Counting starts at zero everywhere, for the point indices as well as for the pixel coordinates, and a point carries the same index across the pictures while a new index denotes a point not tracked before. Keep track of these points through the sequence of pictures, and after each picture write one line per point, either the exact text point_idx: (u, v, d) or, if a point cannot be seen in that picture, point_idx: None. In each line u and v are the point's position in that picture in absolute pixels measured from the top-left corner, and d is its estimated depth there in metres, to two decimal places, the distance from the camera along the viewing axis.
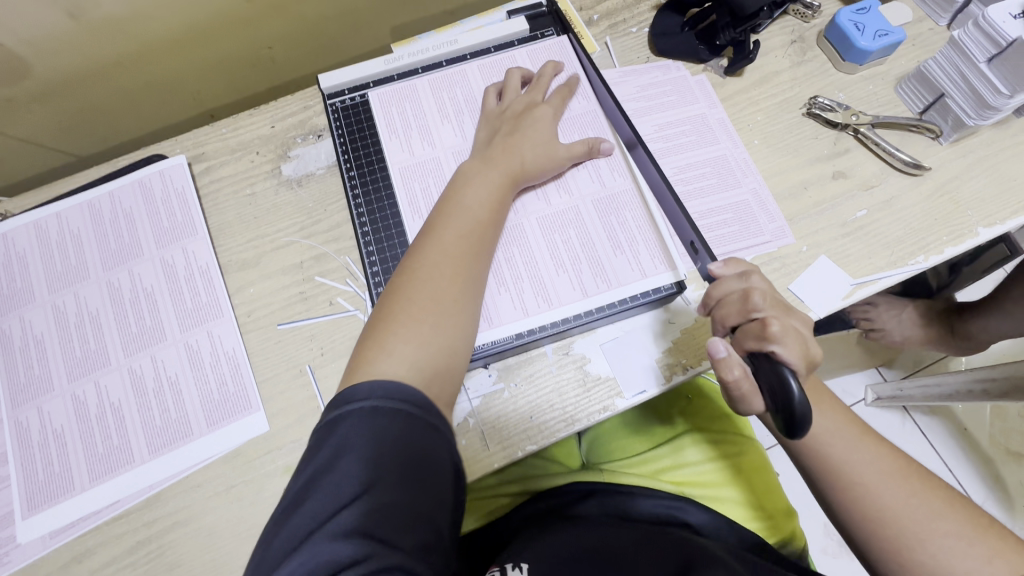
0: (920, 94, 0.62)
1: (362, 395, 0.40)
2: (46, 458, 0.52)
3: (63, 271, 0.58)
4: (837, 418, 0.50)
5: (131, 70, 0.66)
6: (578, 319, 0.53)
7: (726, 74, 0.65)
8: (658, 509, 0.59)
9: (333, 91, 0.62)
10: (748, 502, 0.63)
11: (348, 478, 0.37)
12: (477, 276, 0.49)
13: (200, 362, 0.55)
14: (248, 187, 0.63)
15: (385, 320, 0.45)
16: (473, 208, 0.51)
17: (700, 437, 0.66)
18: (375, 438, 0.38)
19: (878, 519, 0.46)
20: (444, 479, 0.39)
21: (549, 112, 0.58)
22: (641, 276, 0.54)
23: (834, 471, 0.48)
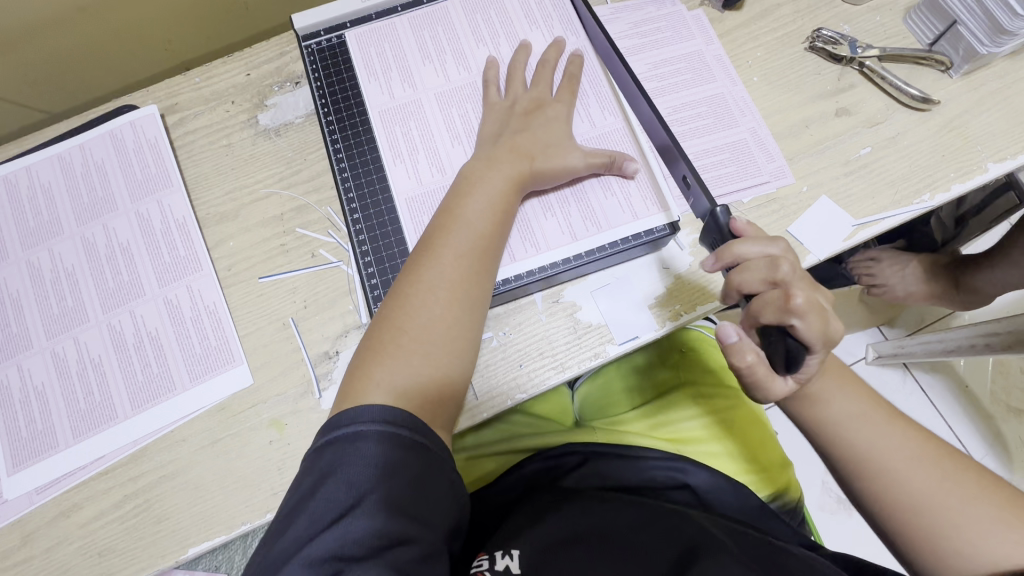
0: (930, 25, 0.58)
1: (351, 421, 0.39)
2: (28, 416, 0.51)
3: (36, 227, 0.56)
4: (862, 400, 0.49)
5: (97, 17, 0.63)
6: (568, 266, 0.51)
7: (725, 9, 0.61)
8: (658, 471, 0.57)
9: (308, 32, 0.59)
10: (743, 455, 0.61)
11: (333, 503, 0.36)
12: (477, 301, 0.46)
13: (181, 317, 0.53)
14: (224, 138, 0.60)
15: (376, 347, 0.44)
16: (474, 225, 0.48)
17: (690, 395, 0.65)
18: (362, 461, 0.38)
19: (898, 502, 0.46)
20: (436, 493, 0.39)
21: (562, 112, 0.54)
22: (634, 219, 0.52)
23: (859, 455, 0.48)
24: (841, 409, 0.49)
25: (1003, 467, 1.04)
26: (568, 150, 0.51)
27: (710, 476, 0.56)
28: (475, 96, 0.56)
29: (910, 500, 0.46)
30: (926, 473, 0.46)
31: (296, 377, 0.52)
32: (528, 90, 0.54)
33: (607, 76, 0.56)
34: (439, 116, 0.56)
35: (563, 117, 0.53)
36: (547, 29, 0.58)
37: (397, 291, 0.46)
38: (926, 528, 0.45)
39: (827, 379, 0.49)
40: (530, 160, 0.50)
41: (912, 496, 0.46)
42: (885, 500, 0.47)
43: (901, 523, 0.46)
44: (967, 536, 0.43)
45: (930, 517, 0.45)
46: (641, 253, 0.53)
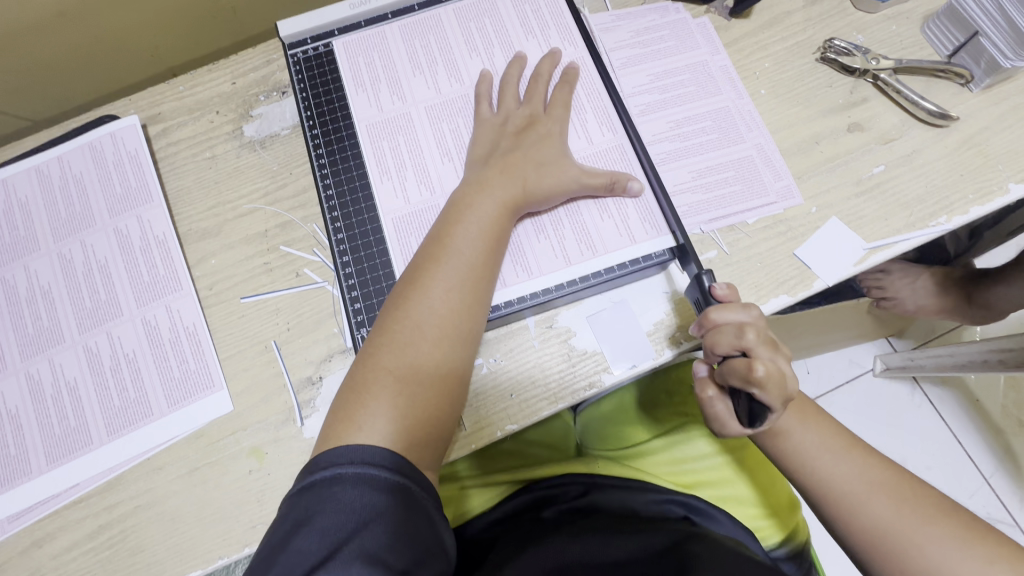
0: (950, 35, 0.55)
1: (336, 464, 0.38)
2: (2, 441, 0.50)
3: (12, 243, 0.54)
4: (822, 430, 0.47)
5: (77, 22, 0.61)
6: (561, 291, 0.49)
7: (732, 17, 0.58)
8: (655, 507, 0.54)
9: (295, 40, 0.57)
10: (758, 500, 0.58)
11: (305, 553, 0.34)
12: (468, 338, 0.44)
13: (159, 338, 0.51)
14: (207, 149, 0.58)
15: (360, 389, 0.42)
16: (465, 256, 0.45)
17: (704, 431, 0.62)
18: (340, 505, 0.36)
19: (864, 528, 0.43)
20: (420, 532, 0.37)
21: (554, 128, 0.51)
22: (631, 244, 0.49)
23: (821, 483, 0.45)
24: (803, 438, 0.47)
25: (1014, 486, 1.00)
26: (563, 170, 0.49)
27: (720, 518, 0.53)
28: (466, 109, 0.54)
29: (879, 527, 0.43)
30: (890, 496, 0.43)
31: (278, 403, 0.50)
32: (522, 107, 0.52)
33: (606, 90, 0.54)
34: (429, 131, 0.53)
35: (557, 133, 0.51)
36: (544, 39, 0.56)
37: (383, 328, 0.44)
38: (898, 555, 0.42)
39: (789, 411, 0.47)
40: (524, 185, 0.48)
41: (881, 524, 0.43)
42: (848, 527, 0.44)
43: (875, 552, 0.43)
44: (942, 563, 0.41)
45: (899, 544, 0.42)
46: (639, 277, 0.50)
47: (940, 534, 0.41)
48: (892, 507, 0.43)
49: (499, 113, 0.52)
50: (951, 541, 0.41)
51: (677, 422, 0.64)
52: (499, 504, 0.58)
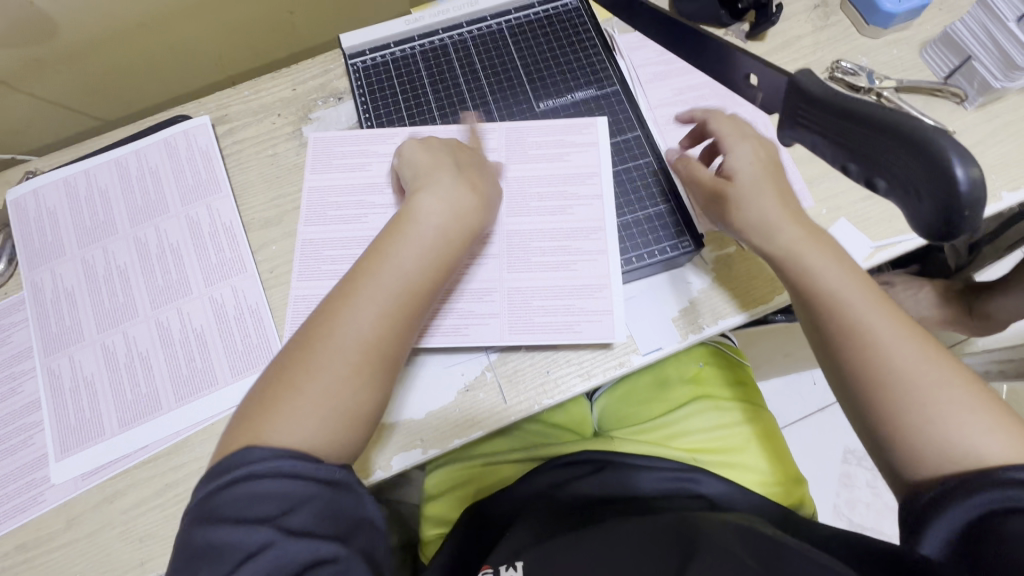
0: (946, 59, 0.61)
1: (249, 461, 0.39)
2: (78, 405, 0.54)
3: (92, 227, 0.60)
4: (843, 275, 0.47)
5: (156, 32, 0.67)
6: (512, 338, 0.52)
7: (748, 39, 0.65)
8: (664, 484, 0.62)
9: (355, 51, 0.63)
10: (755, 466, 0.69)
11: (236, 542, 0.36)
12: (390, 359, 0.45)
13: (224, 315, 0.56)
14: (270, 148, 0.64)
15: (269, 405, 0.42)
16: (392, 277, 0.46)
17: (711, 405, 0.72)
18: (255, 495, 0.38)
19: (881, 380, 0.43)
20: (344, 512, 0.40)
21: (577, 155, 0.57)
22: (570, 305, 0.53)
23: (826, 289, 0.46)
24: (833, 276, 0.47)
25: None
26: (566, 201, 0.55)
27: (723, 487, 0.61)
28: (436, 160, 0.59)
29: (895, 375, 0.42)
30: (913, 356, 0.43)
31: None
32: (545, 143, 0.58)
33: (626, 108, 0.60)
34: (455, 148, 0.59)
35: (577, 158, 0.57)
36: (580, 54, 0.63)
37: (303, 342, 0.44)
38: (903, 418, 0.41)
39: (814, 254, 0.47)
40: (482, 209, 0.52)
41: (892, 378, 0.42)
42: (865, 384, 0.43)
43: (887, 419, 0.42)
44: (950, 434, 0.40)
45: (915, 415, 0.41)
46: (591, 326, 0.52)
47: (954, 405, 0.41)
48: (913, 368, 0.42)
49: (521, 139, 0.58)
50: (965, 413, 0.40)
51: (684, 399, 0.73)
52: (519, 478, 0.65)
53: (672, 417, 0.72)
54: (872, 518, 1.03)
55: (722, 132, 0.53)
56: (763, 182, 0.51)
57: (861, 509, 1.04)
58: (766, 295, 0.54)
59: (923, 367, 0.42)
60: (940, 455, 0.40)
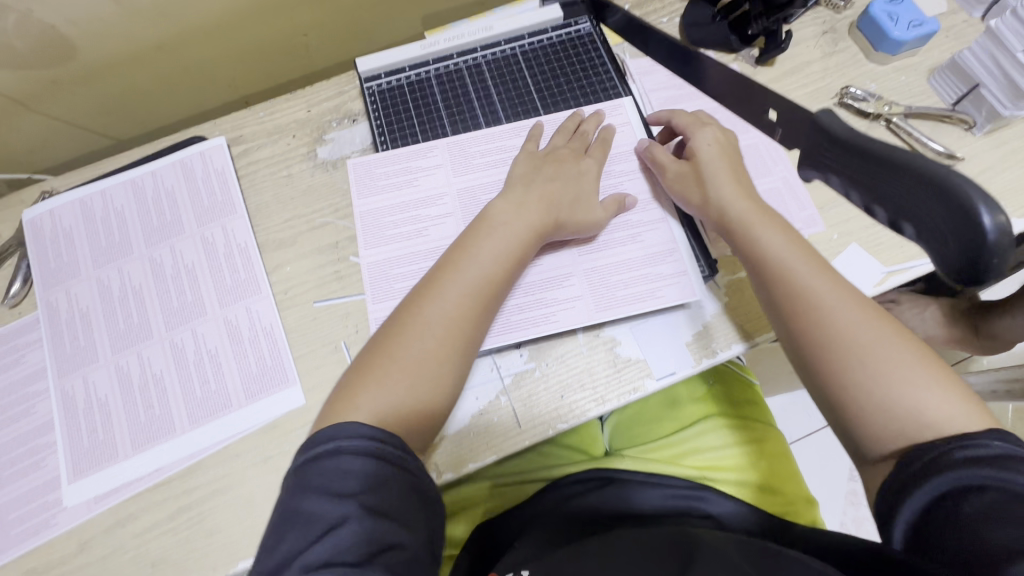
0: (953, 86, 0.62)
1: (329, 439, 0.41)
2: (91, 427, 0.54)
3: (108, 247, 0.60)
4: (786, 243, 0.51)
5: (173, 53, 0.68)
6: (599, 316, 0.54)
7: (757, 64, 0.66)
8: (672, 500, 0.64)
9: (370, 74, 0.66)
10: (769, 486, 0.69)
11: (319, 515, 0.39)
12: (471, 339, 0.50)
13: (239, 336, 0.56)
14: (285, 169, 0.64)
15: (368, 370, 0.47)
16: (479, 267, 0.51)
17: (719, 424, 0.72)
18: (338, 473, 0.40)
19: (827, 341, 0.47)
20: (413, 504, 0.41)
21: (594, 163, 0.59)
22: (646, 276, 0.56)
23: (771, 259, 0.51)
24: (779, 246, 0.51)
25: None
26: (593, 205, 0.56)
27: (730, 507, 0.64)
28: (496, 152, 0.61)
29: (841, 337, 0.46)
30: (857, 319, 0.47)
31: None
32: (563, 148, 0.59)
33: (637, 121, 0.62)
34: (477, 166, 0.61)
35: (595, 167, 0.58)
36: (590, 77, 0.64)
37: (400, 318, 0.50)
38: (849, 376, 0.45)
39: (766, 232, 0.52)
40: (556, 214, 0.55)
41: (838, 339, 0.46)
42: (814, 347, 0.47)
43: (835, 378, 0.46)
44: (891, 391, 0.44)
45: (859, 372, 0.45)
46: (673, 289, 0.55)
47: (893, 361, 0.44)
48: (856, 329, 0.46)
49: (546, 146, 0.60)
50: (904, 369, 0.44)
51: (695, 418, 0.74)
52: (529, 499, 0.66)
53: (682, 436, 0.72)
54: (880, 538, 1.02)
55: (681, 124, 0.59)
56: (722, 165, 0.56)
57: (868, 528, 1.03)
58: None
59: (863, 330, 0.46)
60: (884, 410, 0.43)
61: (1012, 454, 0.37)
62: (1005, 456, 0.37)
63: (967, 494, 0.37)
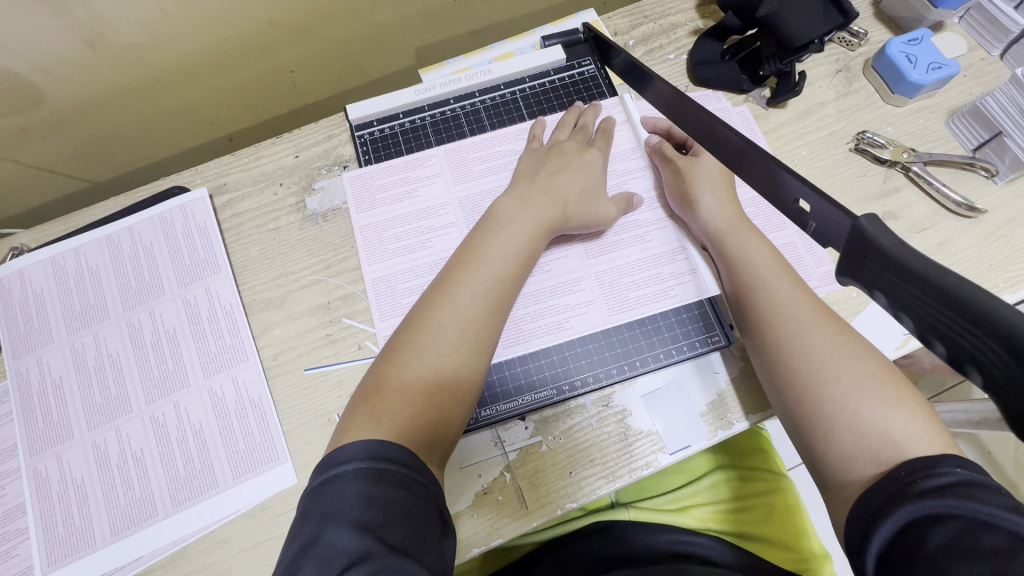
0: (974, 131, 0.59)
1: (344, 459, 0.38)
2: (67, 510, 0.50)
3: (82, 311, 0.56)
4: (761, 252, 0.50)
5: (150, 95, 0.64)
6: (613, 320, 0.53)
7: (769, 106, 0.63)
8: (673, 543, 0.63)
9: (362, 122, 0.62)
10: (783, 543, 0.66)
11: (338, 548, 0.34)
12: (487, 340, 0.47)
13: (225, 410, 0.53)
14: (271, 222, 0.60)
15: (382, 383, 0.44)
16: (493, 266, 0.49)
17: (727, 476, 0.70)
18: (358, 501, 0.36)
19: (797, 358, 0.44)
20: (433, 540, 0.37)
21: (598, 158, 0.57)
22: (657, 275, 0.55)
23: (748, 266, 0.50)
24: (757, 253, 0.50)
25: None
26: (601, 203, 0.55)
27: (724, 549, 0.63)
28: (495, 158, 0.60)
29: (810, 354, 0.44)
30: (829, 336, 0.44)
31: None
32: (566, 142, 0.57)
33: (636, 127, 0.60)
34: (481, 171, 0.59)
35: (599, 164, 0.57)
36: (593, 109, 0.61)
37: (411, 325, 0.47)
38: (820, 392, 0.42)
39: (747, 243, 0.51)
40: (564, 206, 0.53)
41: (807, 351, 0.44)
42: (783, 362, 0.45)
43: (804, 396, 0.43)
44: (860, 409, 0.40)
45: (830, 390, 0.42)
46: (685, 287, 0.54)
47: (863, 379, 0.41)
48: (826, 344, 0.44)
49: (546, 144, 0.58)
50: (875, 389, 0.41)
51: (703, 468, 0.71)
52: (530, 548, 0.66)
53: (689, 488, 0.70)
54: None
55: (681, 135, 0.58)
56: (709, 176, 0.54)
57: None
58: None
59: (834, 345, 0.44)
60: (853, 429, 0.40)
61: (975, 483, 0.33)
62: (968, 484, 0.32)
63: (931, 524, 0.31)
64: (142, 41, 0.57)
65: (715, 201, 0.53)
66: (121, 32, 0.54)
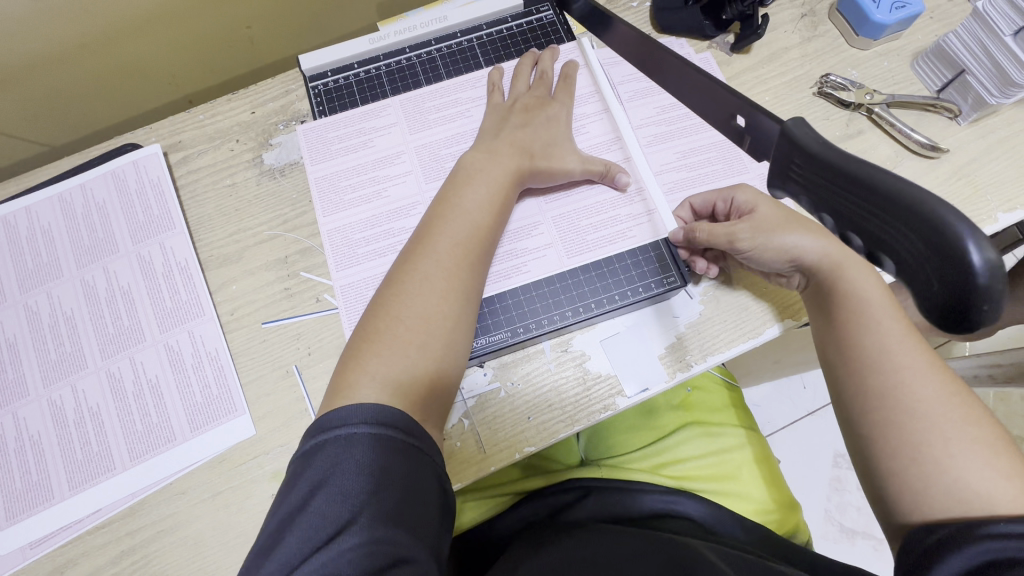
0: (938, 72, 0.58)
1: (338, 425, 0.37)
2: (23, 467, 0.50)
3: (35, 269, 0.55)
4: (875, 290, 0.43)
5: (100, 52, 0.63)
6: (570, 263, 0.53)
7: (733, 52, 0.62)
8: (657, 504, 0.61)
9: (316, 72, 0.61)
10: (748, 494, 0.65)
11: (328, 516, 0.34)
12: (472, 288, 0.47)
13: (182, 364, 0.52)
14: (227, 177, 0.59)
15: (372, 338, 0.43)
16: (469, 220, 0.48)
17: (701, 432, 0.68)
18: (351, 469, 0.36)
19: (899, 413, 0.39)
20: (429, 513, 0.37)
21: (559, 114, 0.56)
22: (614, 218, 0.54)
23: (860, 303, 0.43)
24: (869, 292, 0.43)
25: None
26: (563, 152, 0.53)
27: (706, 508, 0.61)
28: (452, 106, 0.59)
29: (917, 407, 0.38)
30: (944, 397, 0.39)
31: (300, 427, 0.51)
32: (527, 96, 0.56)
33: (597, 73, 0.59)
34: (439, 120, 0.58)
35: (561, 119, 0.55)
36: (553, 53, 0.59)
37: (394, 280, 0.46)
38: (919, 450, 0.38)
39: (854, 277, 0.44)
40: (528, 159, 0.52)
41: (919, 404, 0.38)
42: (876, 417, 0.40)
43: (899, 450, 0.38)
44: (962, 476, 0.36)
45: (933, 450, 0.37)
46: (641, 229, 0.54)
47: (972, 446, 0.37)
48: (941, 406, 0.38)
49: (507, 100, 0.57)
50: (985, 458, 0.36)
51: (673, 425, 0.69)
52: (505, 512, 0.62)
53: (664, 445, 0.67)
54: (864, 522, 1.01)
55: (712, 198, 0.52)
56: (785, 223, 0.47)
57: (852, 514, 1.02)
58: (784, 303, 0.52)
59: (948, 401, 0.38)
60: (952, 495, 0.36)
61: None
62: None
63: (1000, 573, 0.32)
64: None
65: (808, 239, 0.45)
66: None
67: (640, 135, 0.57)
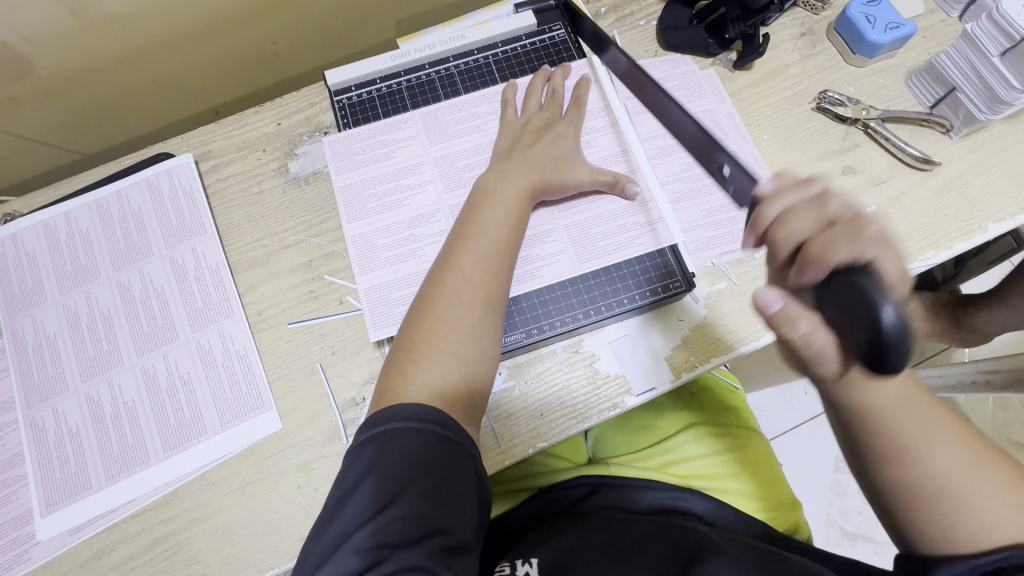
0: (931, 88, 0.61)
1: (384, 421, 0.41)
2: (63, 458, 0.53)
3: (74, 271, 0.58)
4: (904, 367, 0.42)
5: (135, 66, 0.66)
6: (582, 269, 0.56)
7: (736, 68, 0.65)
8: (662, 499, 0.63)
9: (340, 87, 0.64)
10: (751, 494, 0.67)
11: (376, 497, 0.38)
12: (498, 295, 0.50)
13: (213, 362, 0.55)
14: (255, 185, 0.62)
15: (410, 349, 0.47)
16: (492, 233, 0.51)
17: (705, 434, 0.70)
18: (395, 457, 0.39)
19: (918, 482, 0.40)
20: (467, 499, 0.40)
21: (569, 129, 0.59)
22: (624, 226, 0.57)
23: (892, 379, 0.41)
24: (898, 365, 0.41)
25: None
26: (575, 164, 0.57)
27: (710, 505, 0.63)
28: (469, 119, 0.62)
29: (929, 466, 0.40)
30: (954, 453, 0.40)
31: (324, 422, 0.54)
32: (541, 112, 0.59)
33: (606, 91, 0.62)
34: (458, 133, 0.61)
35: (571, 134, 0.59)
36: (564, 70, 0.62)
37: (427, 292, 0.49)
38: (935, 503, 0.39)
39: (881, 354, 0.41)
40: (539, 173, 0.55)
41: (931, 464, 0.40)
42: (888, 466, 0.41)
43: (916, 501, 0.40)
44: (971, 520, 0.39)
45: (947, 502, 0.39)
46: (649, 236, 0.56)
47: (984, 496, 0.39)
48: (949, 458, 0.40)
49: (521, 117, 0.60)
50: (995, 502, 0.39)
51: (677, 427, 0.71)
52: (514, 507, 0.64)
53: (668, 445, 0.70)
54: (865, 525, 1.03)
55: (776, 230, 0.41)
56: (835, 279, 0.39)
57: (853, 517, 1.04)
58: None
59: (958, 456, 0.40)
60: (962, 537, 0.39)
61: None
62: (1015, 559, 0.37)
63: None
64: (124, 12, 0.58)
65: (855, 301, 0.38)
66: (104, 2, 0.56)
67: (647, 148, 0.60)
